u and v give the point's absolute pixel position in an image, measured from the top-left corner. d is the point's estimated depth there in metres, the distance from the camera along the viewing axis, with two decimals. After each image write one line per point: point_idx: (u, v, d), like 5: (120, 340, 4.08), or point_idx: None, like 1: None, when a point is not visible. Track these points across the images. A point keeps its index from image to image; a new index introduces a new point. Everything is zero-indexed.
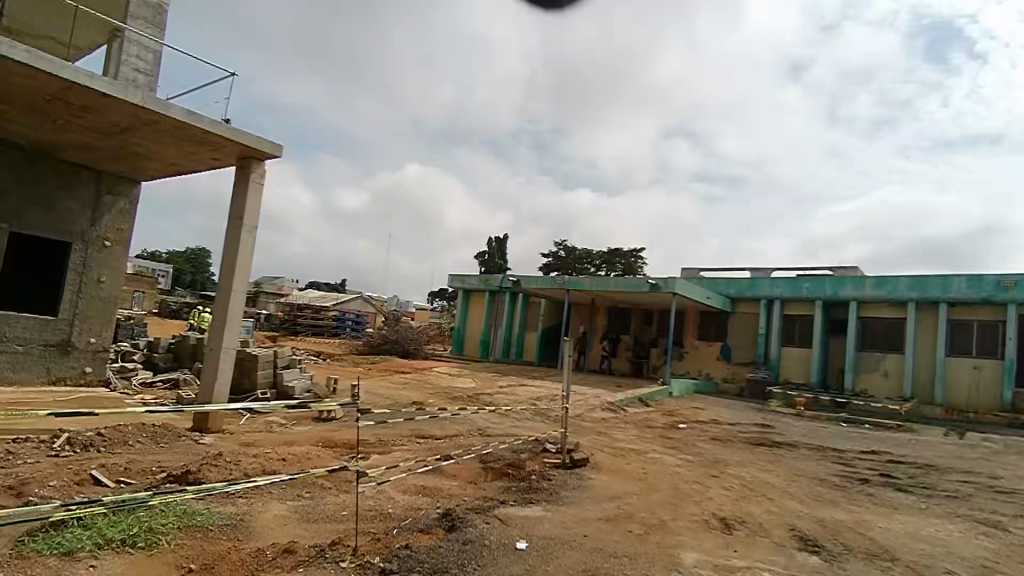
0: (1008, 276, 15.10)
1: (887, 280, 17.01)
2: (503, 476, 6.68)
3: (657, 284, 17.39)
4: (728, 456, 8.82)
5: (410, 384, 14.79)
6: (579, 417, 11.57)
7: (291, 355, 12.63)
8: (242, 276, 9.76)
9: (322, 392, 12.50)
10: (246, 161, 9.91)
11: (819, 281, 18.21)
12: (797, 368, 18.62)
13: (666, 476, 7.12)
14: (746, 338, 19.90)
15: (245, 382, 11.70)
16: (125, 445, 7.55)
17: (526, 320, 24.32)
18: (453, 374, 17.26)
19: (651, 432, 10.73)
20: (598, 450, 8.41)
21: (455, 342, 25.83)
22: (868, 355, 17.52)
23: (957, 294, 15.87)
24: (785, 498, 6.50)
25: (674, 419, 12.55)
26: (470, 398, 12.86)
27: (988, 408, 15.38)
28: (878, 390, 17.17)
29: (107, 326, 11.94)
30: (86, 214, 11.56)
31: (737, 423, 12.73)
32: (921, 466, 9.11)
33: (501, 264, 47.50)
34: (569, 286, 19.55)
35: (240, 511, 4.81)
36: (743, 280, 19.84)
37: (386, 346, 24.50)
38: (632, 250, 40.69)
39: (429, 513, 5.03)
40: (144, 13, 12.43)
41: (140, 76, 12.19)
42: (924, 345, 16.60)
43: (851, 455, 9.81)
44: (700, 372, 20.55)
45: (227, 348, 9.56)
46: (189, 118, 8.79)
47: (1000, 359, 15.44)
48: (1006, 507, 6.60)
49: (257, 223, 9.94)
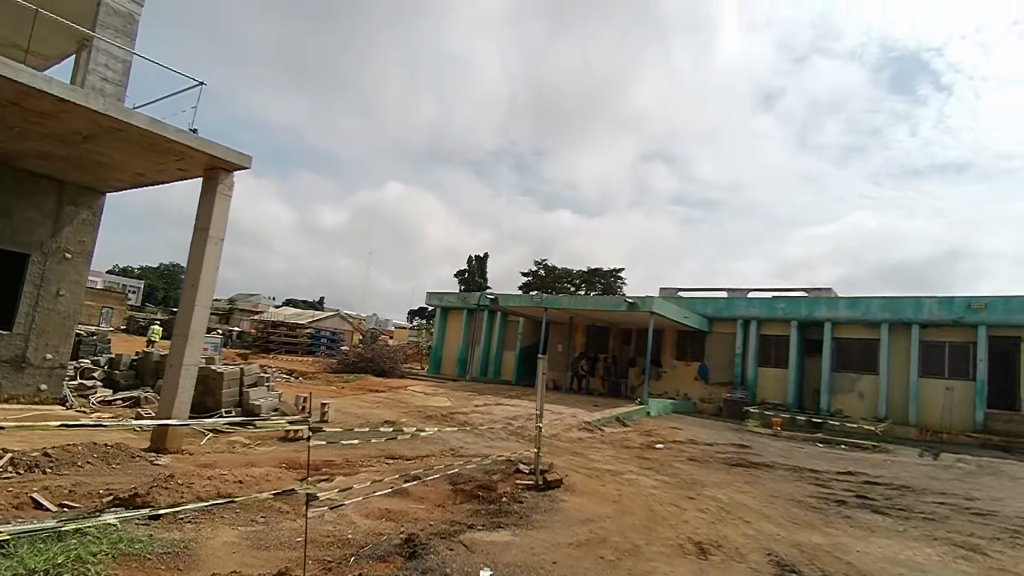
0: (978, 298, 15.34)
1: (861, 300, 17.19)
2: (472, 499, 6.40)
3: (635, 303, 17.29)
4: (705, 477, 8.64)
5: (383, 403, 14.39)
6: (555, 437, 11.33)
7: (259, 372, 12.21)
8: (207, 290, 9.43)
9: (290, 411, 12.07)
10: (214, 172, 9.65)
11: (794, 301, 18.36)
12: (772, 388, 18.65)
13: (641, 498, 6.91)
14: (723, 357, 19.91)
15: (209, 401, 11.31)
16: (73, 467, 7.13)
17: (504, 339, 24.09)
18: (428, 393, 16.93)
19: (628, 452, 10.54)
20: (573, 471, 8.19)
21: (433, 361, 25.46)
22: (844, 376, 17.61)
23: (929, 315, 16.06)
24: (761, 520, 6.34)
25: (652, 439, 12.37)
26: (445, 418, 12.54)
27: (961, 429, 15.49)
28: (853, 411, 17.22)
29: (66, 342, 11.45)
30: (47, 224, 11.14)
31: (714, 443, 12.58)
32: (897, 487, 9.03)
33: (480, 283, 47.37)
34: (548, 303, 19.38)
35: (185, 537, 4.49)
36: (720, 299, 19.91)
37: (362, 364, 24.08)
38: (611, 270, 40.90)
39: (390, 539, 4.75)
40: (115, 23, 12.19)
41: (108, 86, 11.91)
42: (897, 366, 16.74)
43: (828, 476, 9.71)
44: (678, 392, 20.46)
45: (188, 365, 9.18)
46: (154, 126, 8.51)
47: (972, 380, 15.59)
48: (983, 530, 6.51)
49: (223, 235, 9.65)
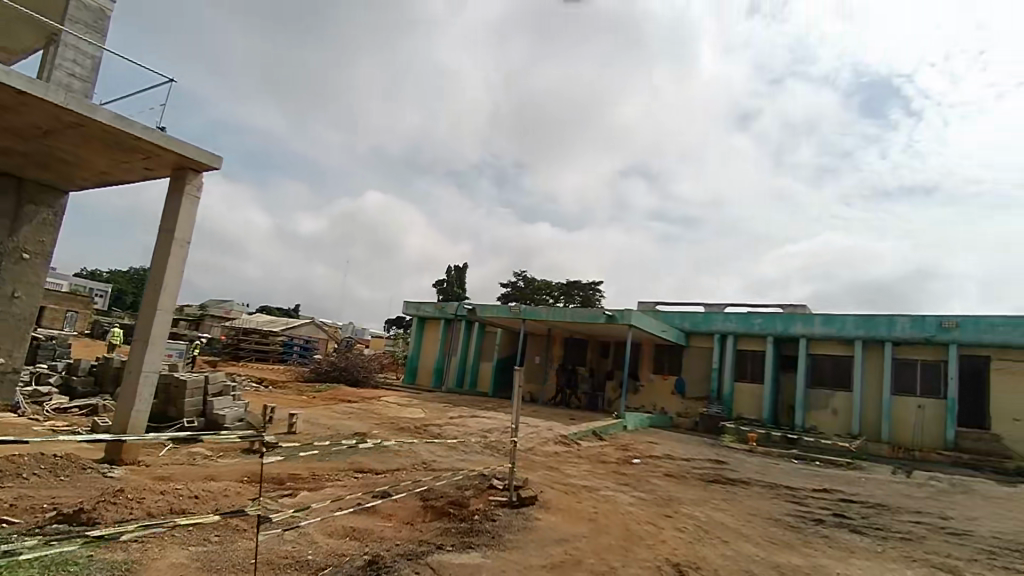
0: (949, 317, 15.59)
1: (836, 317, 17.36)
2: (442, 517, 6.12)
3: (613, 315, 17.19)
4: (682, 494, 8.48)
5: (355, 414, 14.00)
6: (530, 451, 11.11)
7: (224, 381, 11.76)
8: (170, 293, 9.05)
9: (256, 421, 11.64)
10: (182, 171, 9.29)
11: (771, 317, 18.46)
12: (748, 404, 18.67)
13: (618, 516, 6.71)
14: (699, 372, 19.90)
15: (171, 410, 10.88)
16: (16, 479, 6.69)
17: (481, 350, 23.82)
18: (402, 404, 16.56)
19: (604, 467, 10.36)
20: (548, 487, 7.95)
21: (408, 371, 25.05)
22: (818, 392, 17.71)
23: (902, 333, 16.27)
24: (740, 541, 6.18)
25: (628, 454, 12.21)
26: (418, 430, 12.23)
27: (932, 446, 15.65)
28: (827, 427, 17.31)
29: (19, 346, 10.89)
30: (4, 222, 10.61)
31: (690, 458, 12.47)
32: (873, 506, 8.98)
33: (459, 293, 47.05)
34: (526, 315, 19.19)
35: (129, 559, 4.16)
36: (698, 314, 19.95)
37: (335, 373, 23.58)
38: (590, 283, 40.92)
39: (353, 561, 4.47)
40: (85, 18, 11.79)
41: (75, 81, 11.47)
42: (871, 383, 16.89)
43: (804, 493, 9.63)
44: (655, 406, 20.39)
45: (148, 372, 8.77)
46: (118, 123, 8.15)
47: (943, 398, 15.79)
48: (960, 551, 6.45)
49: (190, 237, 9.30)
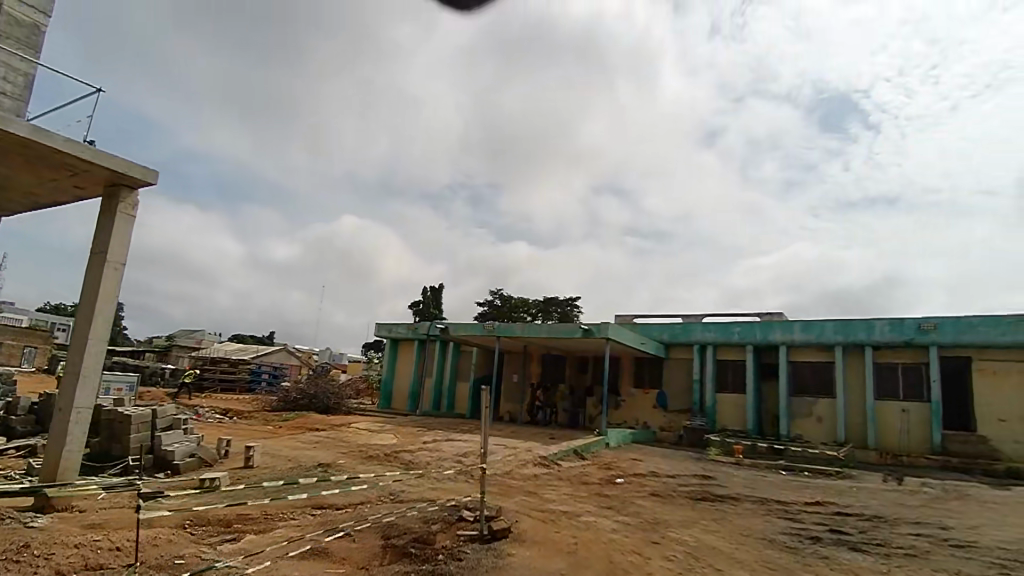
0: (927, 318, 15.42)
1: (814, 323, 17.11)
2: (402, 559, 5.45)
3: (590, 329, 16.68)
4: (669, 516, 7.88)
5: (321, 443, 13.17)
6: (508, 475, 10.45)
7: (175, 415, 10.87)
8: (104, 320, 8.35)
9: (209, 456, 10.75)
10: (114, 189, 8.63)
11: (749, 325, 18.16)
12: (732, 415, 18.23)
13: (599, 547, 6.10)
14: (680, 384, 19.45)
15: (116, 448, 10.03)
16: None
17: (457, 370, 23.10)
18: (373, 430, 15.75)
19: (586, 489, 9.71)
20: (523, 515, 7.29)
21: (383, 396, 24.20)
22: (802, 400, 17.35)
23: (881, 337, 16.04)
24: (734, 568, 5.60)
25: (611, 473, 11.60)
26: (388, 457, 11.49)
27: (919, 451, 15.35)
28: (813, 435, 16.93)
29: None
30: None
31: (676, 475, 11.91)
32: (868, 518, 8.50)
33: (435, 314, 46.28)
34: (500, 332, 18.60)
35: None
36: (675, 324, 19.56)
37: (305, 402, 22.63)
38: (567, 299, 40.54)
39: None
40: (16, 34, 11.09)
41: (6, 100, 10.70)
42: (854, 389, 16.60)
43: (796, 507, 9.10)
44: (638, 421, 19.86)
45: (80, 408, 7.99)
46: (37, 135, 7.48)
47: (926, 402, 15.54)
48: (969, 566, 5.97)
49: (125, 259, 8.65)
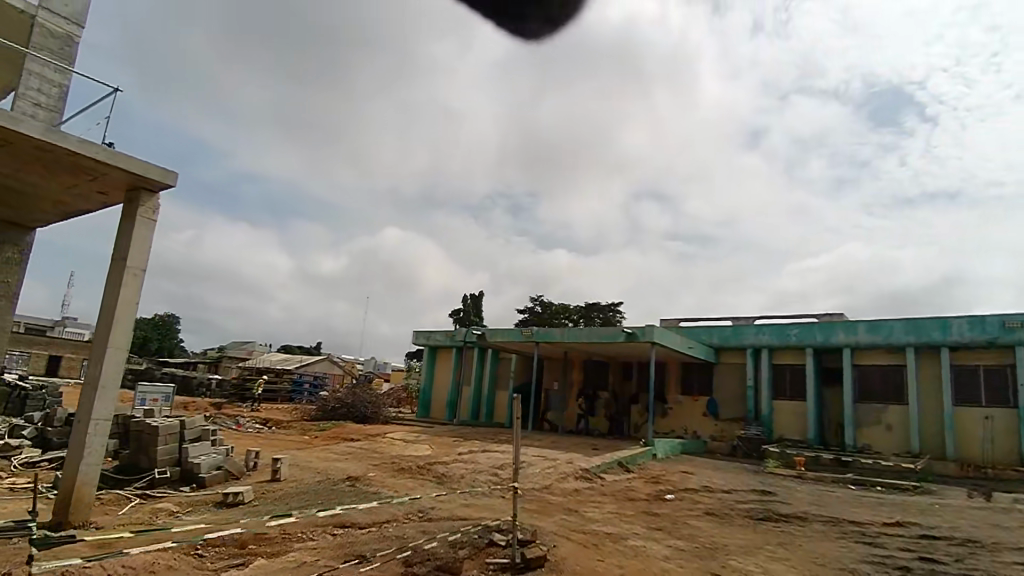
0: (1012, 316, 13.89)
1: (882, 323, 15.70)
2: None
3: (635, 332, 15.72)
4: (728, 540, 6.97)
5: (354, 454, 12.70)
6: (547, 490, 9.70)
7: (204, 426, 10.46)
8: (124, 329, 8.04)
9: (236, 469, 10.36)
10: (135, 193, 8.35)
11: (807, 327, 16.86)
12: (790, 424, 16.95)
13: None
14: (733, 391, 18.25)
15: (144, 461, 9.76)
16: None
17: (497, 377, 22.48)
18: (408, 440, 15.18)
19: (632, 507, 8.86)
20: (562, 538, 6.51)
21: (421, 404, 23.78)
22: (869, 407, 15.93)
23: (959, 337, 14.56)
24: None
25: (659, 488, 10.69)
26: (421, 470, 10.90)
27: (1006, 462, 13.81)
28: (882, 445, 15.51)
29: None
30: None
31: (732, 490, 10.87)
32: (962, 543, 7.37)
33: (477, 322, 45.97)
34: (538, 337, 17.88)
35: None
36: (726, 328, 18.39)
37: (343, 411, 22.40)
38: (610, 304, 39.46)
39: None
40: (50, 45, 11.10)
41: (41, 111, 10.68)
42: (928, 395, 15.14)
43: (874, 529, 8.02)
44: (686, 430, 18.75)
45: (98, 420, 7.66)
46: (50, 136, 7.20)
47: (1013, 408, 14.00)
48: None
49: (146, 265, 8.35)
